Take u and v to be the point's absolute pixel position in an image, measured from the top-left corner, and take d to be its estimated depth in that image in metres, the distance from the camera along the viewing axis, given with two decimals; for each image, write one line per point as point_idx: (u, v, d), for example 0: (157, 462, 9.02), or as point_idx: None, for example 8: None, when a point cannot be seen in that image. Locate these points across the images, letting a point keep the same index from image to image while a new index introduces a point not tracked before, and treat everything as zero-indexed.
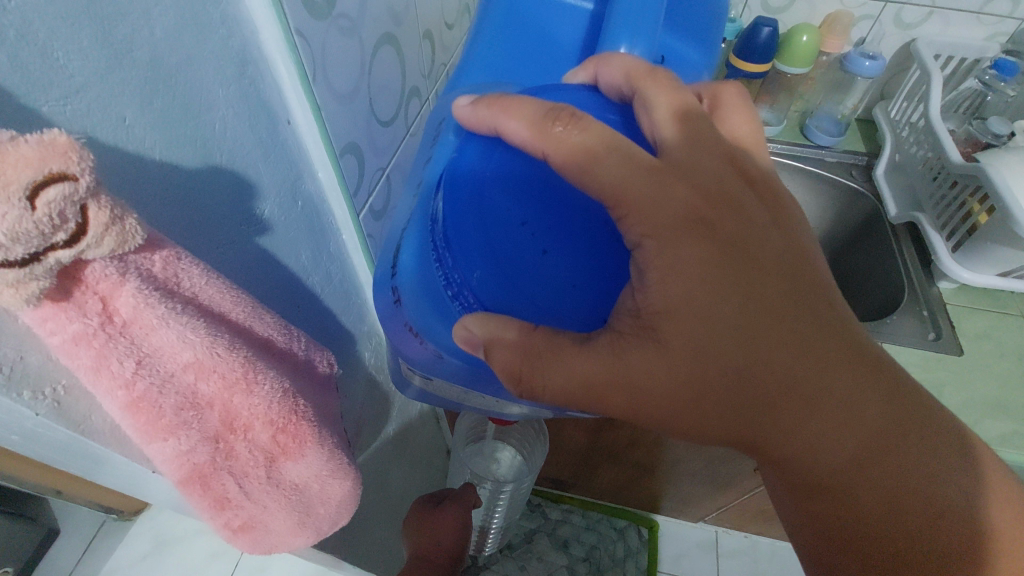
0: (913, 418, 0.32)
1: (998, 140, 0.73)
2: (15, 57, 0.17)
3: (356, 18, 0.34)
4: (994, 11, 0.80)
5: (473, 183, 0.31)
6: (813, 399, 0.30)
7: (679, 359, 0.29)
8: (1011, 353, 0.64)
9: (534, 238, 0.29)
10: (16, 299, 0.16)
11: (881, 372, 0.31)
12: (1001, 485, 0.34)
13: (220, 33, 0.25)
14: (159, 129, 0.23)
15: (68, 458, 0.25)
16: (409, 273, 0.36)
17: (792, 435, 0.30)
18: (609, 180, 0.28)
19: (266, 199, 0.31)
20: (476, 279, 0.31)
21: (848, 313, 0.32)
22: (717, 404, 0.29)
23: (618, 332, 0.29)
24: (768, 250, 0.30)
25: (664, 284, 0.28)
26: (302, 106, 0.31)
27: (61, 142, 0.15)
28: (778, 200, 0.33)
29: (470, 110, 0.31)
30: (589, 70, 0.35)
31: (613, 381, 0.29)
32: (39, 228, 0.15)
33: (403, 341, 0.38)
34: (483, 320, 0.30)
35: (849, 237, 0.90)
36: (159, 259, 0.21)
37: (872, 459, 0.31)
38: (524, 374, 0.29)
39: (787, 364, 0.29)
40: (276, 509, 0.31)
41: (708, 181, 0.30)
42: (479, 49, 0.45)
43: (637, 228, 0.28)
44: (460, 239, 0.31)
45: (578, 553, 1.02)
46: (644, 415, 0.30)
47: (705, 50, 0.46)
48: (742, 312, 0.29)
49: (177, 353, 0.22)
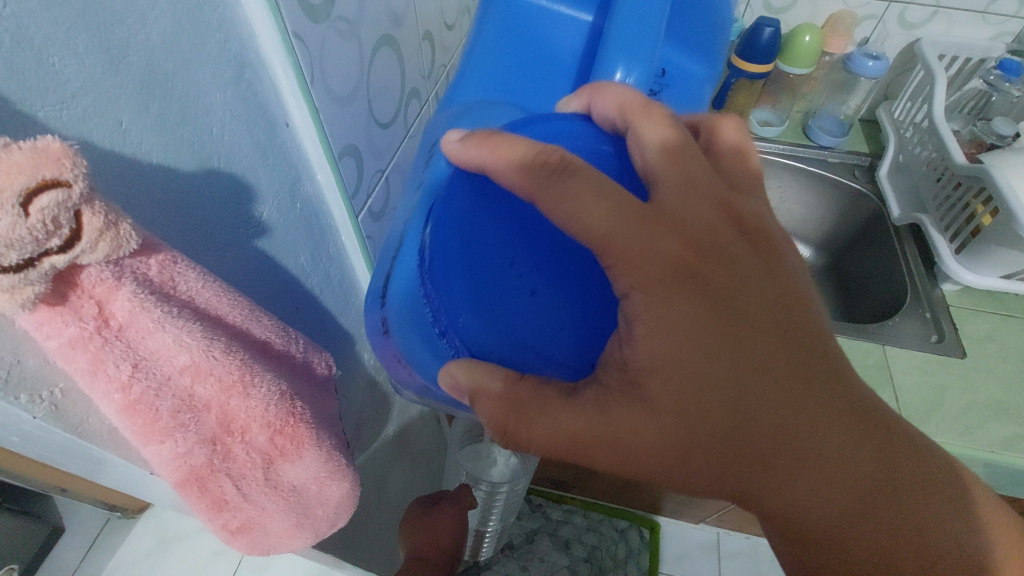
0: (904, 469, 0.32)
1: (1002, 141, 0.73)
2: (10, 64, 0.17)
3: (354, 20, 0.34)
4: (999, 11, 0.80)
5: (464, 220, 0.31)
6: (801, 457, 0.30)
7: (666, 418, 0.29)
8: (1015, 355, 0.64)
9: (523, 279, 0.32)
10: (12, 303, 0.17)
11: (873, 425, 0.31)
12: (987, 505, 0.35)
13: (216, 39, 0.25)
14: (155, 134, 0.23)
15: (66, 460, 0.25)
16: (399, 304, 0.35)
17: (782, 492, 0.30)
18: (597, 228, 0.28)
19: (264, 201, 0.31)
20: (463, 322, 0.31)
21: (841, 364, 0.32)
22: (705, 463, 0.29)
23: (605, 385, 0.29)
24: (758, 304, 0.30)
25: (652, 339, 0.28)
26: (299, 109, 0.31)
27: (55, 148, 0.15)
28: (771, 248, 0.33)
29: (460, 147, 0.30)
30: (583, 98, 0.35)
31: (598, 439, 0.29)
32: (33, 235, 0.15)
33: (393, 368, 0.38)
34: (469, 368, 0.29)
35: (864, 227, 0.89)
36: (155, 262, 0.22)
37: (865, 513, 0.31)
38: (508, 427, 0.30)
39: (776, 423, 0.29)
40: (273, 511, 0.31)
41: (699, 230, 0.31)
42: (478, 58, 0.46)
43: (625, 278, 0.29)
44: (448, 278, 0.30)
45: (579, 553, 1.02)
46: (631, 472, 0.30)
47: (707, 60, 0.46)
48: (729, 370, 0.29)
49: (174, 356, 0.22)
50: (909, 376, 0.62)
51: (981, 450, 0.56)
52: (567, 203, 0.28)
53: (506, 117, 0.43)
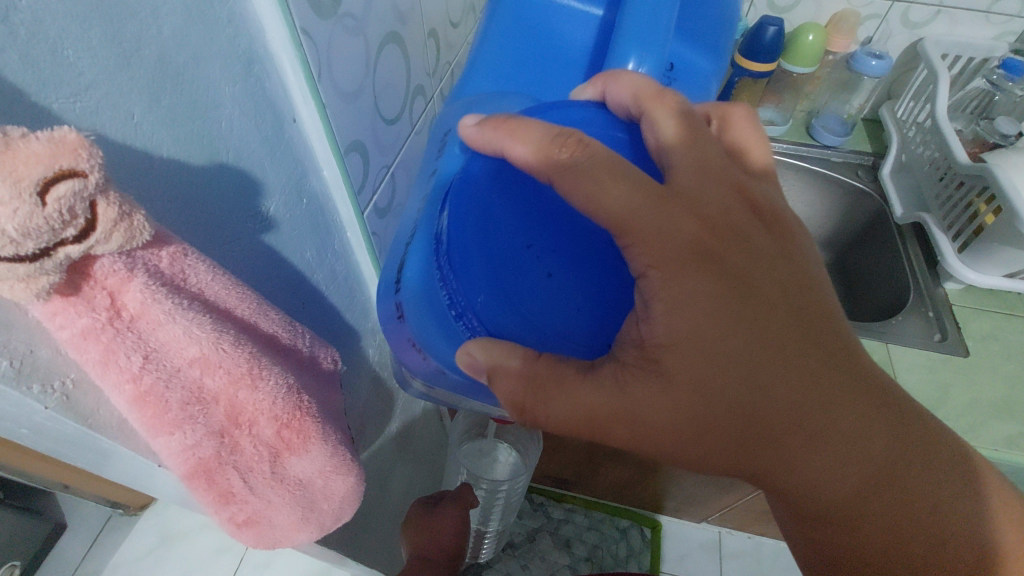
0: (918, 448, 0.32)
1: (1005, 140, 0.73)
2: (26, 56, 0.17)
3: (360, 17, 0.35)
4: (1003, 10, 0.80)
5: (479, 204, 0.32)
6: (817, 434, 0.30)
7: (684, 395, 0.29)
8: (1018, 354, 0.64)
9: (540, 261, 0.32)
10: (27, 292, 0.17)
11: (887, 404, 0.32)
12: (995, 488, 0.36)
13: (226, 30, 0.25)
14: (166, 126, 0.23)
15: (77, 452, 0.26)
16: (414, 289, 0.36)
17: (797, 469, 0.30)
18: (615, 207, 0.28)
19: (271, 196, 0.32)
20: (480, 302, 0.31)
21: (857, 344, 0.32)
22: (723, 439, 0.29)
23: (622, 363, 0.29)
24: (774, 283, 0.30)
25: (669, 318, 0.28)
26: (307, 103, 0.31)
27: (72, 139, 0.15)
28: (786, 230, 0.32)
29: (476, 131, 0.32)
30: (597, 86, 0.37)
31: (617, 415, 0.29)
32: (50, 224, 0.15)
33: (405, 354, 0.39)
34: (487, 345, 0.30)
35: (868, 225, 0.88)
36: (166, 255, 0.22)
37: (875, 490, 0.32)
38: (526, 404, 0.30)
39: (794, 401, 0.29)
40: (280, 504, 0.31)
41: (715, 212, 0.30)
42: (486, 53, 0.46)
43: (642, 257, 0.29)
44: (466, 260, 0.31)
45: (580, 552, 1.02)
46: (647, 449, 0.30)
47: (714, 55, 0.47)
48: (747, 347, 0.29)
49: (184, 348, 0.22)
50: (911, 376, 0.62)
51: (982, 448, 0.56)
52: (586, 183, 0.28)
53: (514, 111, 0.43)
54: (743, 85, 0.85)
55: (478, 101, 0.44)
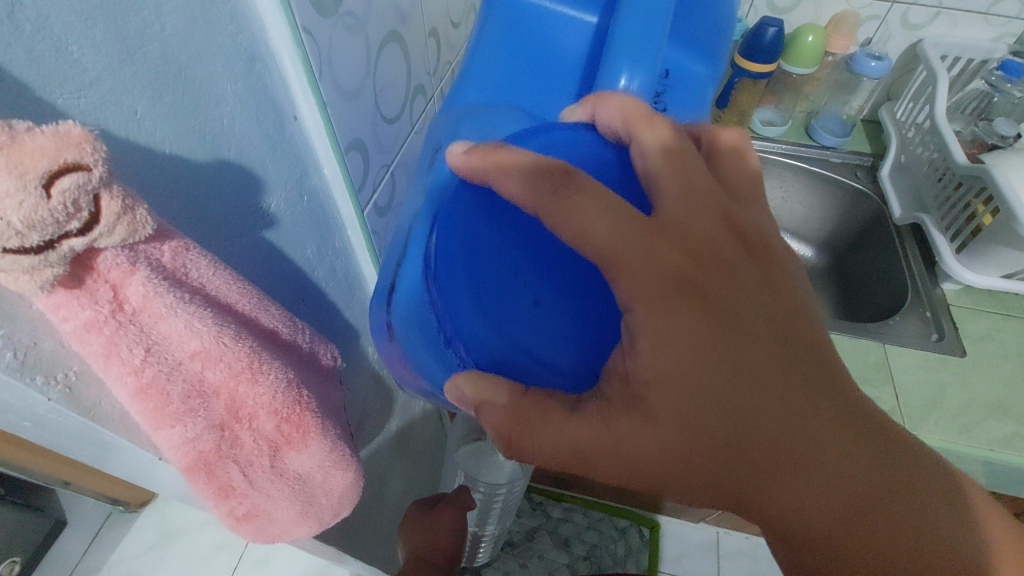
0: (903, 478, 0.32)
1: (1004, 141, 0.73)
2: (31, 51, 0.18)
3: (361, 16, 0.35)
4: (1002, 12, 0.80)
5: (468, 231, 0.31)
6: (801, 465, 0.30)
7: (667, 428, 0.29)
8: (1015, 355, 0.64)
9: (528, 289, 0.33)
10: (31, 284, 0.17)
11: (870, 433, 0.32)
12: (986, 508, 0.36)
13: (228, 30, 0.26)
14: (168, 122, 0.24)
15: (80, 445, 0.26)
16: (404, 312, 0.34)
17: (782, 503, 0.30)
18: (602, 241, 0.29)
19: (272, 192, 0.32)
20: (470, 335, 0.30)
21: (838, 374, 0.32)
22: (708, 472, 0.30)
23: (607, 397, 0.30)
24: (756, 316, 0.31)
25: (654, 352, 0.29)
26: (308, 102, 0.32)
27: (76, 133, 0.15)
28: (771, 260, 0.33)
29: (464, 158, 0.30)
30: (587, 108, 0.35)
31: (602, 449, 0.29)
32: (55, 217, 0.16)
33: (398, 371, 0.39)
34: (477, 381, 0.29)
35: (866, 228, 0.89)
36: (168, 249, 0.22)
37: (866, 524, 0.31)
38: (512, 437, 0.30)
39: (775, 433, 0.30)
40: (279, 498, 0.31)
41: (700, 243, 0.31)
42: (480, 60, 0.46)
43: (628, 292, 0.29)
44: (453, 289, 0.30)
45: (579, 551, 1.02)
46: (634, 482, 0.30)
47: (711, 62, 0.47)
48: (728, 380, 0.30)
49: (185, 341, 0.23)
50: (908, 375, 0.62)
51: (978, 448, 0.57)
52: (573, 217, 0.29)
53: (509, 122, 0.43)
54: (743, 84, 0.85)
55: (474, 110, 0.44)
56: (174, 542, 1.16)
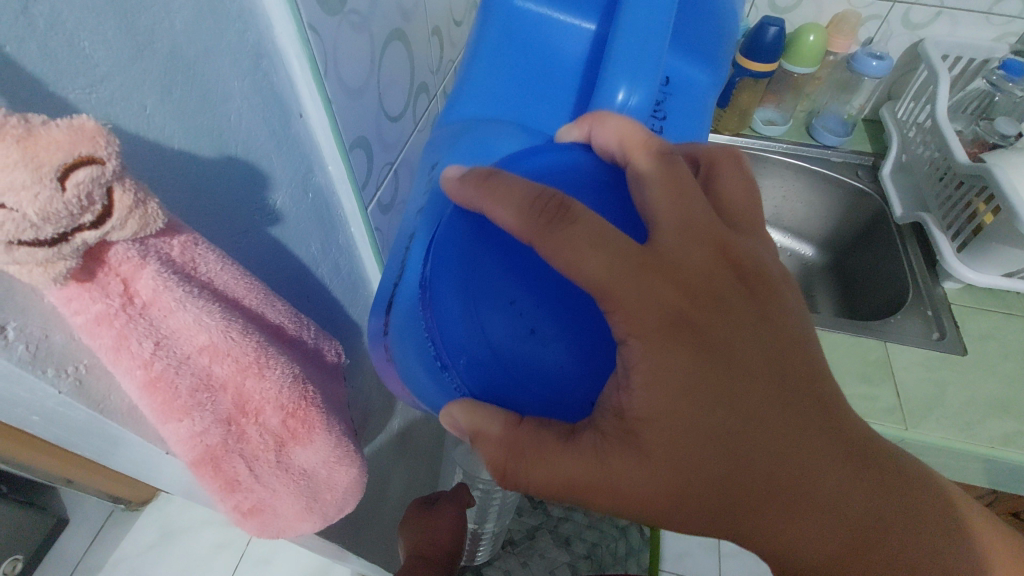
0: (896, 509, 0.33)
1: (1004, 141, 0.73)
2: (44, 47, 0.18)
3: (366, 14, 0.35)
4: (1004, 11, 0.80)
5: (463, 258, 0.32)
6: (793, 500, 0.30)
7: (662, 466, 0.29)
8: (1016, 353, 0.64)
9: (522, 317, 0.32)
10: (45, 276, 0.17)
11: (865, 464, 0.32)
12: (976, 518, 0.36)
13: (235, 27, 0.26)
14: (176, 118, 0.24)
15: (86, 437, 0.26)
16: (400, 335, 0.35)
17: (775, 535, 0.31)
18: (595, 278, 0.28)
19: (278, 189, 0.32)
20: (464, 363, 0.32)
21: (835, 407, 0.32)
22: (700, 507, 0.30)
23: (601, 432, 0.29)
24: (752, 352, 0.31)
25: (648, 389, 0.29)
26: (313, 99, 0.32)
27: (90, 127, 0.16)
28: (770, 293, 0.33)
29: (458, 186, 0.31)
30: (583, 128, 0.36)
31: (595, 484, 0.29)
32: (69, 209, 0.16)
33: (392, 380, 0.39)
34: (469, 411, 0.31)
35: (866, 226, 0.89)
36: (177, 243, 0.22)
37: (860, 554, 0.32)
38: (507, 466, 0.30)
39: (769, 469, 0.30)
40: (284, 493, 0.32)
41: (696, 277, 0.31)
42: (476, 73, 0.46)
43: (622, 325, 0.29)
44: (448, 314, 0.32)
45: (579, 550, 1.01)
46: (628, 515, 0.31)
47: (713, 68, 0.47)
48: (723, 419, 0.29)
49: (194, 335, 0.23)
50: (910, 373, 0.62)
51: (978, 445, 0.57)
52: (567, 252, 0.29)
53: (507, 136, 0.43)
54: (744, 83, 0.85)
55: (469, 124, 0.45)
56: (176, 540, 1.17)
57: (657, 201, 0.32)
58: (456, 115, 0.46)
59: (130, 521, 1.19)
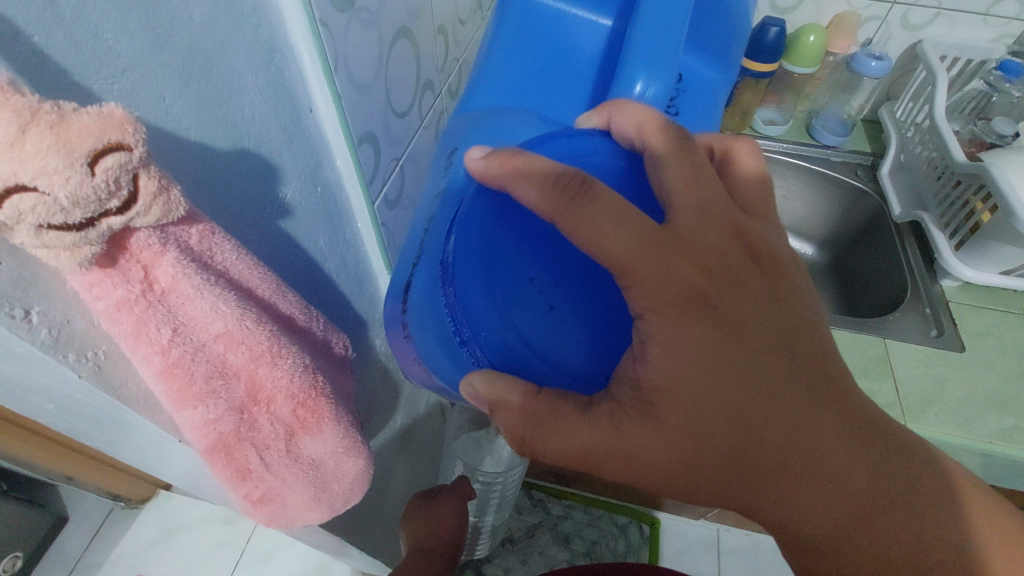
0: (902, 486, 0.33)
1: (1002, 140, 0.74)
2: (71, 39, 0.18)
3: (375, 11, 0.36)
4: (1001, 13, 0.81)
5: (485, 235, 0.32)
6: (802, 471, 0.31)
7: (676, 435, 0.30)
8: (1013, 351, 0.65)
9: (542, 294, 0.33)
10: (71, 261, 0.18)
11: (872, 439, 0.33)
12: (981, 499, 0.37)
13: (250, 23, 0.27)
14: (194, 109, 0.24)
15: (101, 425, 0.26)
16: (421, 314, 0.35)
17: (781, 504, 0.32)
18: (617, 250, 0.29)
19: (289, 181, 0.33)
20: (485, 338, 0.31)
21: (844, 383, 0.33)
22: (711, 476, 0.31)
23: (618, 402, 0.30)
24: (766, 329, 0.31)
25: (664, 361, 0.29)
26: (324, 94, 0.33)
27: (119, 114, 0.16)
28: (783, 273, 0.33)
29: (482, 164, 0.31)
30: (603, 115, 0.37)
31: (611, 452, 0.30)
32: (97, 193, 0.16)
33: (407, 364, 0.40)
34: (490, 380, 0.30)
35: (866, 223, 0.90)
36: (195, 232, 0.23)
37: (861, 524, 0.33)
38: (525, 434, 0.31)
39: (780, 442, 0.30)
40: (293, 482, 0.32)
41: (713, 257, 0.31)
42: (496, 61, 0.48)
43: (641, 300, 0.30)
44: (469, 289, 0.31)
45: (579, 548, 1.02)
46: (641, 483, 0.31)
47: (723, 65, 0.49)
48: (737, 392, 0.30)
49: (209, 323, 0.23)
50: (908, 370, 0.63)
51: (975, 441, 0.57)
52: (589, 227, 0.29)
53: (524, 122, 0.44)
54: (744, 83, 0.86)
55: (487, 111, 0.46)
56: (175, 538, 1.17)
57: (674, 184, 0.32)
58: (474, 104, 0.47)
59: (129, 518, 1.20)
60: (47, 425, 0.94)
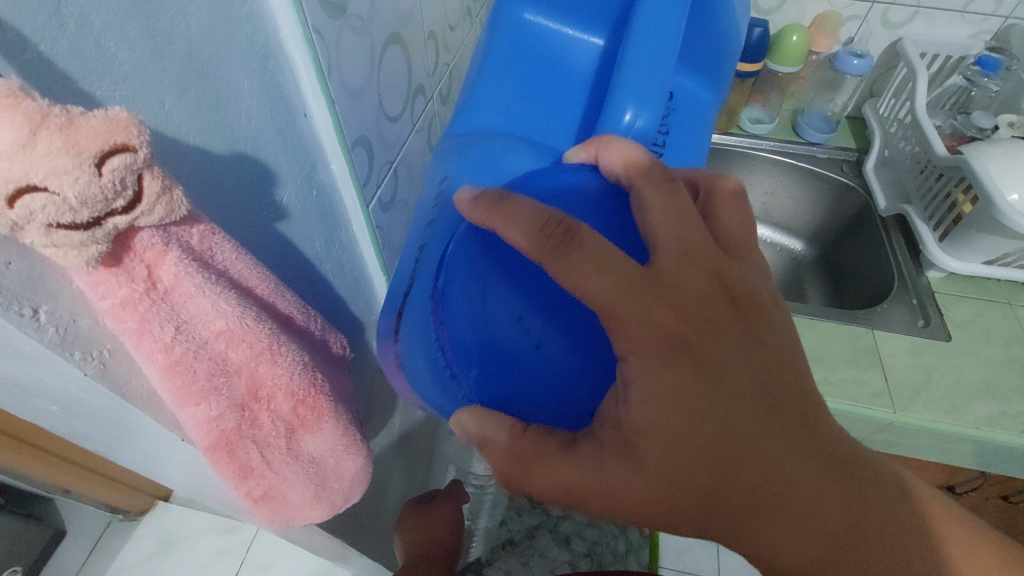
0: (875, 518, 0.34)
1: (981, 133, 0.76)
2: (74, 45, 0.19)
3: (366, 18, 0.37)
4: (978, 10, 0.83)
5: (474, 274, 0.34)
6: (777, 510, 0.32)
7: (655, 476, 0.30)
8: (999, 339, 0.66)
9: (530, 332, 0.35)
10: (79, 259, 0.18)
11: (845, 477, 0.33)
12: (955, 530, 0.37)
13: (245, 31, 0.27)
14: (192, 116, 0.25)
15: (103, 425, 0.27)
16: (411, 344, 0.36)
17: (758, 542, 0.32)
18: (600, 297, 0.30)
19: (284, 186, 0.33)
20: (475, 374, 0.34)
21: (818, 423, 0.34)
22: (692, 517, 0.31)
23: (601, 441, 0.31)
24: (742, 372, 0.32)
25: (645, 404, 0.30)
26: (317, 100, 0.33)
27: (123, 118, 0.17)
28: (760, 316, 0.34)
29: (471, 206, 0.33)
30: (590, 150, 0.38)
31: (593, 491, 0.31)
32: (104, 193, 0.17)
33: (394, 377, 0.40)
34: (478, 419, 0.32)
35: (848, 221, 0.92)
36: (196, 232, 0.23)
37: (837, 561, 0.33)
38: (512, 474, 0.32)
39: (755, 483, 0.31)
40: (294, 480, 0.33)
41: (694, 301, 0.32)
42: (489, 79, 0.49)
43: (623, 343, 0.31)
44: (458, 322, 0.33)
45: (580, 549, 0.94)
46: (623, 521, 0.32)
47: (715, 85, 0.53)
48: (714, 436, 0.31)
49: (211, 321, 0.24)
50: (898, 359, 0.64)
51: (961, 426, 0.59)
52: (573, 273, 0.30)
53: (513, 146, 0.46)
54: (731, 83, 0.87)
55: (479, 135, 0.47)
56: (174, 550, 1.17)
57: (652, 198, 0.34)
58: (468, 124, 0.48)
59: (128, 529, 1.19)
60: (42, 436, 0.94)
